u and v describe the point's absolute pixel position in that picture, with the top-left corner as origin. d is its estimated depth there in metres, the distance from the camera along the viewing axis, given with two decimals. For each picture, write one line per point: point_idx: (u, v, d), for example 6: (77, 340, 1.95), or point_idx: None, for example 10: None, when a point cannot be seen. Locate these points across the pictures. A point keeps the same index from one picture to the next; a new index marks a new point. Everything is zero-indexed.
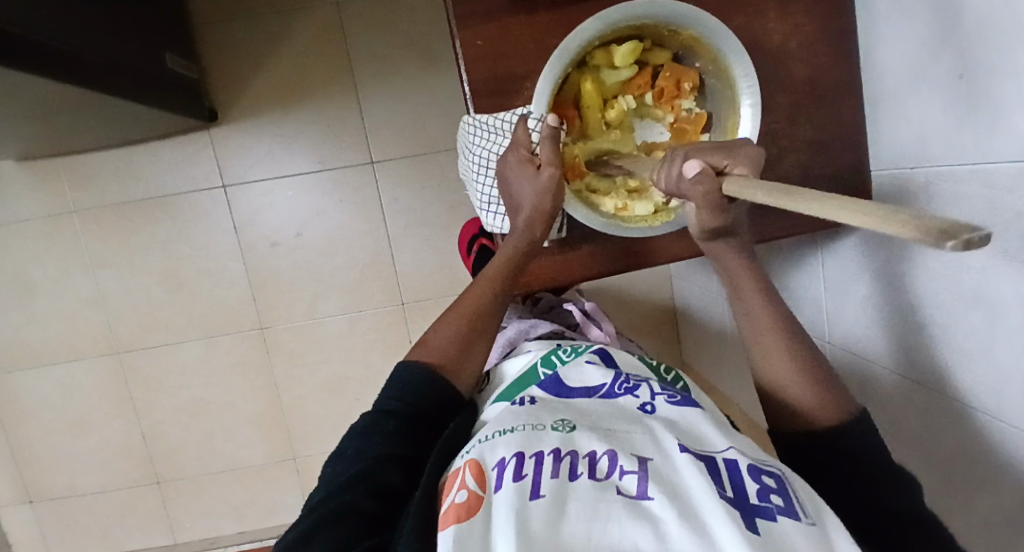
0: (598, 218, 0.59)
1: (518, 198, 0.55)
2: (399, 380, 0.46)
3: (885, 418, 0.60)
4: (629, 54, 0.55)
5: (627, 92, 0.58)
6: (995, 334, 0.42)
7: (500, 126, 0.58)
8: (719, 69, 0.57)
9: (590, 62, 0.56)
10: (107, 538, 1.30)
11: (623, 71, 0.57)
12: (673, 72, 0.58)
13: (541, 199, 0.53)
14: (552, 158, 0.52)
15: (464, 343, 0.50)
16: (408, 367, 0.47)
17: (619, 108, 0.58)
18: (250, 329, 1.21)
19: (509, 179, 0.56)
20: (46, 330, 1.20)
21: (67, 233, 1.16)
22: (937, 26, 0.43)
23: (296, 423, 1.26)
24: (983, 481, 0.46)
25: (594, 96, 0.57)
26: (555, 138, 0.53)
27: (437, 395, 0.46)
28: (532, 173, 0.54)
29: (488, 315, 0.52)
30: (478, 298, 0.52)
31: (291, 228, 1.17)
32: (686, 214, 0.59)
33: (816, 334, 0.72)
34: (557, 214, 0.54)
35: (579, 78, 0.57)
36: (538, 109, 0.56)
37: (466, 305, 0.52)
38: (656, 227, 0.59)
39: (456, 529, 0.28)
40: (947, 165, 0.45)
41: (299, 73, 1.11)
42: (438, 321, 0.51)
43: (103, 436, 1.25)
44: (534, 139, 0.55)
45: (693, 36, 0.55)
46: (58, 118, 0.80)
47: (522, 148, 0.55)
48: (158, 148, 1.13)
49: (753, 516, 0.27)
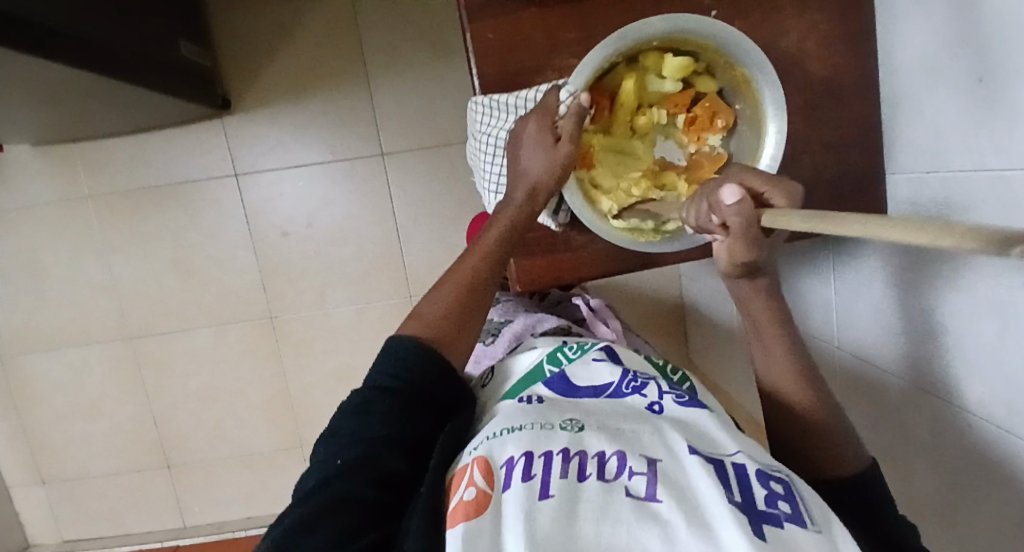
0: (592, 214, 0.58)
1: (525, 167, 0.55)
2: (393, 355, 0.46)
3: (892, 426, 0.60)
4: (680, 69, 0.56)
5: (662, 106, 0.58)
6: (1007, 346, 0.41)
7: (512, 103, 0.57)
8: (755, 113, 0.57)
9: (641, 62, 0.56)
10: (118, 518, 1.33)
11: (667, 83, 0.57)
12: (713, 104, 0.58)
13: (547, 173, 0.54)
14: (571, 136, 0.53)
15: (454, 316, 0.49)
16: (400, 342, 0.47)
17: (649, 117, 0.58)
18: (259, 318, 1.22)
19: (522, 145, 0.56)
20: (60, 314, 1.22)
21: (81, 219, 1.17)
22: (957, 28, 0.42)
23: (303, 410, 1.27)
24: (991, 493, 0.46)
25: (631, 97, 0.57)
26: (581, 117, 0.53)
27: (434, 374, 0.45)
28: (548, 145, 0.54)
29: (480, 286, 0.51)
30: (471, 270, 0.52)
31: (301, 218, 1.17)
32: (670, 243, 0.59)
33: (826, 338, 0.71)
34: (555, 193, 0.55)
35: (625, 72, 0.56)
36: (574, 82, 0.53)
37: (459, 278, 0.51)
38: (634, 242, 0.59)
39: (465, 527, 0.29)
40: (964, 171, 0.44)
41: (311, 63, 1.11)
42: (429, 294, 0.50)
43: (115, 419, 1.27)
44: (562, 110, 0.53)
45: (745, 75, 0.55)
46: (75, 105, 0.81)
47: (547, 117, 0.54)
48: (172, 136, 1.14)
49: (762, 521, 0.27)
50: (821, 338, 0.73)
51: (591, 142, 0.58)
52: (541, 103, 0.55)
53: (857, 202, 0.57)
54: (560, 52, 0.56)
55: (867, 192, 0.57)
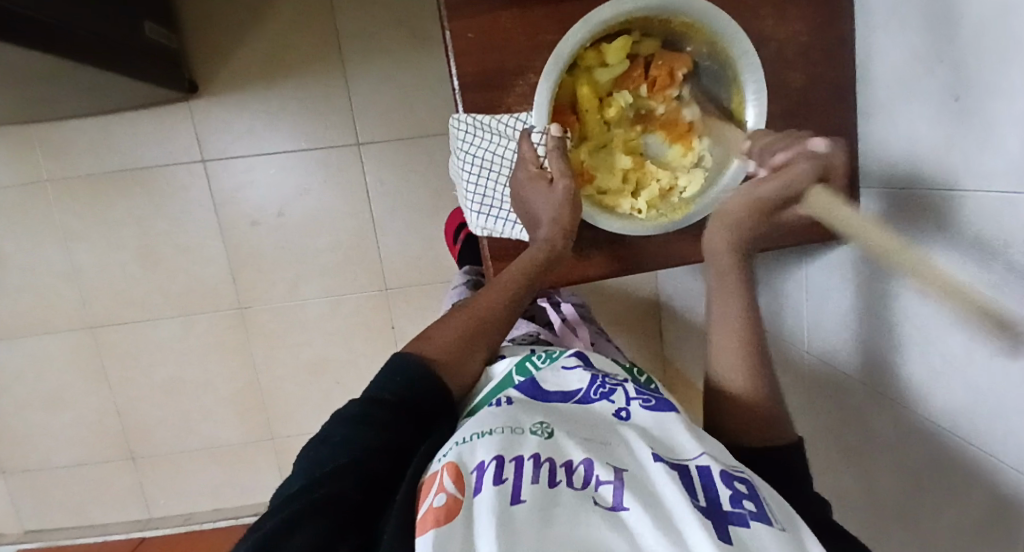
0: (616, 222, 0.59)
1: (536, 213, 0.56)
2: (393, 370, 0.45)
3: (858, 430, 0.61)
4: (620, 50, 0.55)
5: (623, 87, 0.57)
6: (970, 363, 0.43)
7: (500, 127, 0.57)
8: (714, 49, 0.55)
9: (582, 64, 0.56)
10: (81, 512, 1.29)
11: (616, 67, 0.56)
12: (666, 61, 0.56)
13: (559, 211, 0.54)
14: (563, 170, 0.53)
15: (466, 344, 0.49)
16: (404, 358, 0.46)
17: (618, 104, 0.57)
18: (229, 309, 1.18)
19: (523, 194, 0.57)
20: (16, 302, 1.16)
21: (38, 204, 1.11)
22: (934, 44, 0.43)
23: (275, 404, 1.25)
24: (953, 495, 0.48)
25: (590, 100, 0.57)
26: (561, 149, 0.54)
27: (429, 390, 0.45)
28: (545, 188, 0.55)
29: (496, 319, 0.52)
30: (489, 302, 0.52)
31: (274, 207, 1.14)
32: (700, 209, 0.59)
33: (796, 340, 0.73)
34: (575, 225, 0.56)
35: (573, 82, 0.56)
36: (539, 122, 0.54)
37: (475, 307, 0.52)
38: (677, 221, 0.59)
39: (436, 532, 0.27)
40: (933, 187, 0.45)
41: (284, 46, 1.07)
42: (444, 319, 0.51)
43: (78, 411, 1.23)
44: (541, 154, 0.55)
45: (685, 23, 0.54)
46: (32, 86, 0.77)
47: (530, 165, 0.55)
48: (136, 118, 1.09)
49: (726, 524, 0.27)
50: (790, 338, 0.74)
51: (579, 159, 0.59)
52: (518, 154, 0.56)
53: None
54: (541, 53, 0.55)
55: None
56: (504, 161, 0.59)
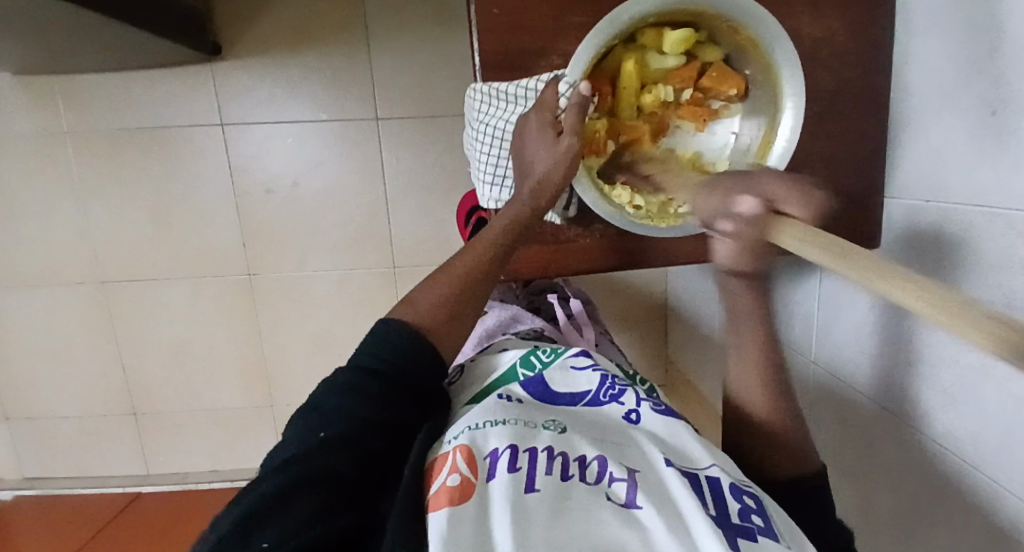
0: (607, 206, 0.56)
1: (532, 162, 0.53)
2: (383, 337, 0.43)
3: (859, 446, 0.61)
4: (680, 42, 0.53)
5: (668, 82, 0.56)
6: (983, 385, 0.42)
7: (518, 92, 0.55)
8: (767, 77, 0.55)
9: (639, 40, 0.54)
10: (82, 462, 1.32)
11: (669, 59, 0.55)
12: (720, 73, 0.56)
13: (554, 168, 0.52)
14: (574, 128, 0.51)
15: (452, 310, 0.46)
16: (392, 324, 0.44)
17: (656, 95, 0.56)
18: (238, 275, 1.19)
19: (524, 144, 0.55)
20: (32, 252, 1.18)
21: (56, 155, 1.12)
22: (975, 53, 0.41)
23: (276, 372, 1.26)
24: (950, 520, 0.47)
25: (633, 77, 0.54)
26: (583, 107, 0.51)
27: (419, 361, 0.43)
28: (550, 141, 0.53)
29: (482, 281, 0.49)
30: (474, 261, 0.50)
31: (288, 177, 1.14)
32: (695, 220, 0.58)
33: (803, 351, 0.71)
34: (564, 188, 0.53)
35: (622, 53, 0.54)
36: (571, 73, 0.52)
37: (459, 268, 0.49)
38: (661, 229, 0.58)
39: (449, 511, 0.27)
40: (962, 202, 0.44)
41: (308, 13, 1.06)
42: (427, 282, 0.48)
43: (85, 363, 1.25)
44: (561, 105, 0.52)
45: (750, 39, 0.53)
46: (56, 37, 0.76)
47: (546, 112, 0.52)
48: (157, 78, 1.09)
49: (736, 535, 0.27)
50: (795, 348, 0.73)
51: (595, 128, 0.56)
52: (538, 99, 0.53)
53: (852, 223, 0.56)
54: (566, 35, 0.53)
55: (863, 213, 0.56)
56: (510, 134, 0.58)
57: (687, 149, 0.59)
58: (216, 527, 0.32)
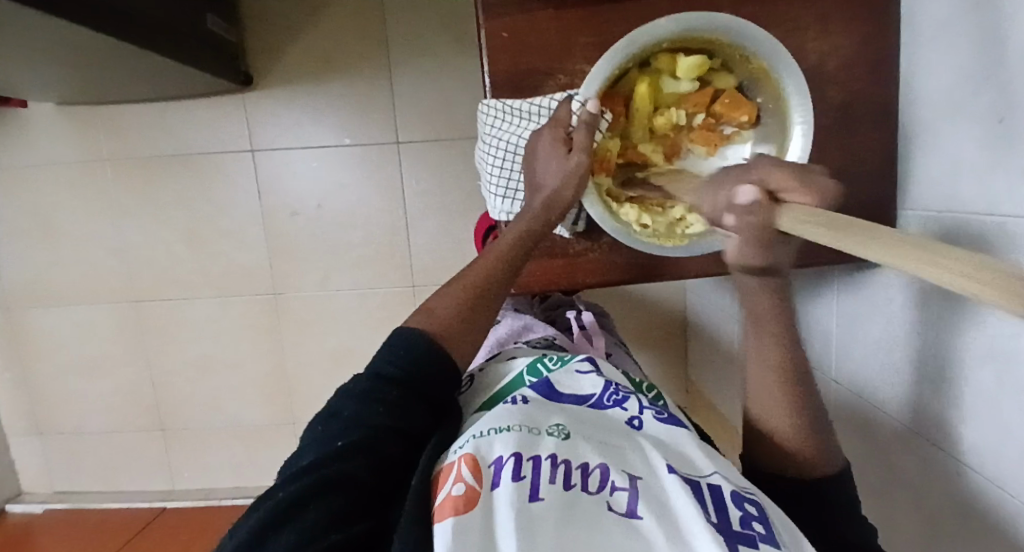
0: (613, 224, 0.56)
1: (542, 177, 0.55)
2: (396, 345, 0.44)
3: (882, 466, 0.58)
4: (694, 69, 0.54)
5: (681, 106, 0.57)
6: (1002, 399, 0.41)
7: (532, 110, 0.56)
8: (779, 106, 0.55)
9: (654, 64, 0.55)
10: (110, 477, 1.36)
11: (683, 83, 0.56)
12: (733, 99, 0.56)
13: (565, 184, 0.53)
14: (584, 146, 0.53)
15: (465, 316, 0.47)
16: (405, 333, 0.45)
17: (668, 118, 0.57)
18: (263, 294, 1.23)
19: (537, 157, 0.56)
20: (72, 272, 1.24)
21: (99, 181, 1.19)
22: (981, 62, 0.41)
23: (297, 390, 1.28)
24: (976, 543, 0.45)
25: (646, 99, 0.56)
26: (593, 127, 0.52)
27: (436, 368, 0.44)
28: (562, 155, 0.54)
29: (493, 293, 0.50)
30: (487, 271, 0.51)
31: (312, 199, 1.18)
32: (701, 242, 0.57)
33: (823, 368, 0.70)
34: (574, 205, 0.54)
35: (638, 76, 0.55)
36: (585, 90, 0.53)
37: (472, 278, 0.50)
38: (668, 248, 0.57)
39: (455, 521, 0.27)
40: (977, 211, 0.43)
41: (334, 44, 1.11)
42: (440, 291, 0.49)
43: (116, 379, 1.30)
44: (574, 122, 0.54)
45: (763, 67, 0.53)
46: (99, 69, 0.82)
47: (561, 128, 0.54)
48: (193, 107, 1.16)
49: (737, 543, 0.27)
50: (816, 365, 0.71)
51: (607, 147, 0.58)
52: (553, 116, 0.55)
53: None
54: (573, 55, 0.55)
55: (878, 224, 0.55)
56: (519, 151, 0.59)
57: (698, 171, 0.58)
58: (235, 532, 0.32)
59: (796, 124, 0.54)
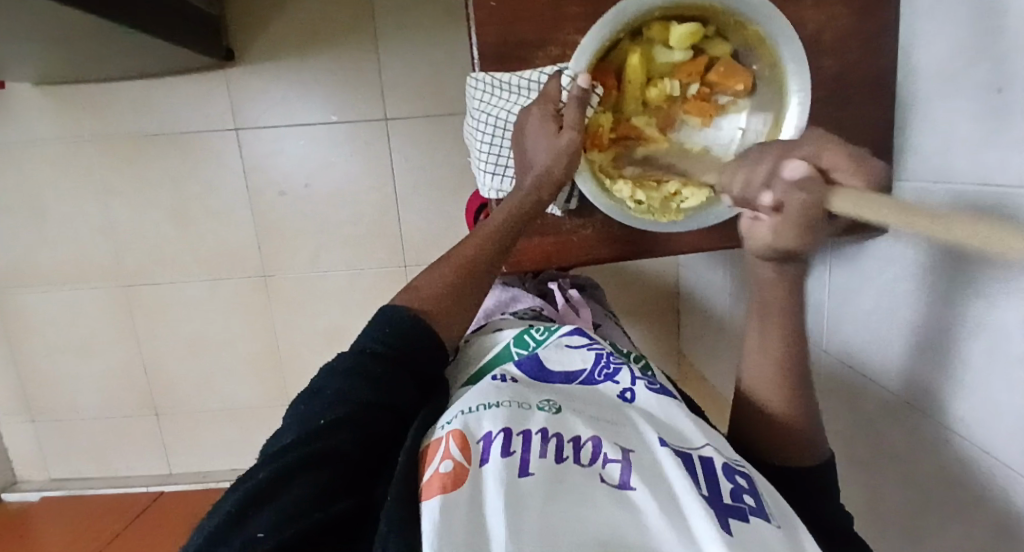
0: (605, 199, 0.56)
1: (531, 156, 0.54)
2: (382, 321, 0.44)
3: (870, 437, 0.59)
4: (687, 37, 0.52)
5: (675, 76, 0.55)
6: (994, 370, 0.41)
7: (521, 84, 0.55)
8: (774, 75, 0.54)
9: (646, 34, 0.53)
10: (107, 461, 1.36)
11: (676, 53, 0.54)
12: (728, 69, 0.54)
13: (556, 161, 0.52)
14: (574, 123, 0.51)
15: (454, 293, 0.47)
16: (394, 309, 0.46)
17: (661, 89, 0.55)
18: (253, 276, 1.22)
19: (526, 136, 0.55)
20: (57, 256, 1.22)
21: (80, 162, 1.16)
22: (979, 33, 0.40)
23: (291, 371, 1.28)
24: (963, 511, 0.46)
25: (638, 70, 0.54)
26: (582, 103, 0.51)
27: (420, 343, 0.44)
28: (552, 134, 0.52)
29: (481, 270, 0.50)
30: (476, 249, 0.51)
31: (300, 178, 1.16)
32: (696, 217, 0.57)
33: (814, 341, 0.70)
34: (567, 183, 0.53)
35: (629, 46, 0.54)
36: (574, 65, 0.52)
37: (461, 256, 0.50)
38: (664, 223, 0.57)
39: (441, 499, 0.27)
40: (971, 184, 0.43)
41: (318, 16, 1.08)
42: (429, 268, 0.49)
43: (108, 364, 1.29)
44: (563, 98, 0.53)
45: (758, 34, 0.52)
46: (75, 46, 0.79)
47: (550, 104, 0.53)
48: (174, 84, 1.12)
49: (728, 515, 0.27)
50: (807, 339, 0.72)
51: (599, 123, 0.57)
52: (542, 91, 0.54)
53: None
54: (563, 27, 0.54)
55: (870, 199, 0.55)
56: (508, 127, 0.58)
57: (695, 144, 0.56)
58: (218, 509, 0.32)
59: (794, 96, 0.52)
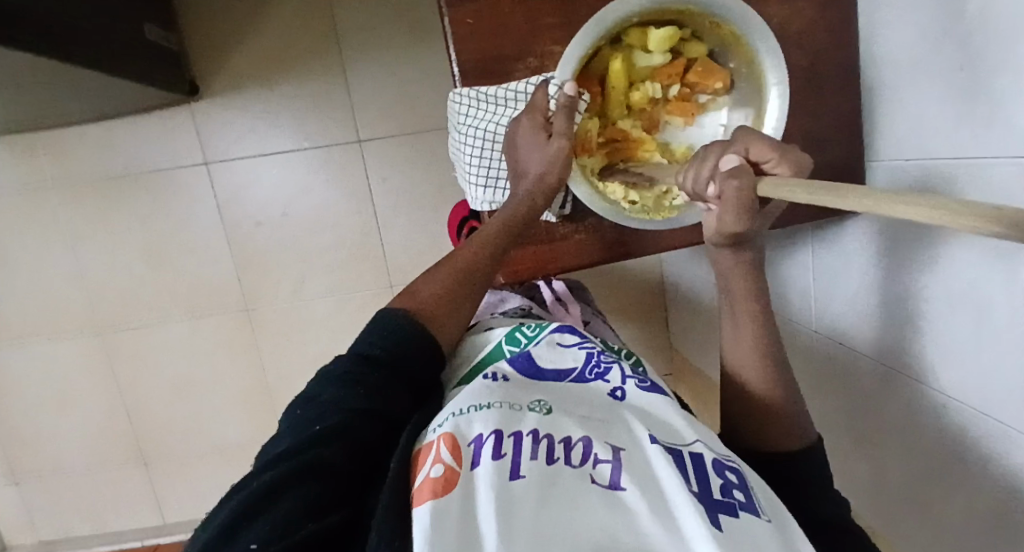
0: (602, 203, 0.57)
1: (526, 165, 0.54)
2: (381, 329, 0.44)
3: (868, 411, 0.61)
4: (665, 41, 0.53)
5: (655, 79, 0.56)
6: (982, 337, 0.43)
7: (507, 96, 0.56)
8: (753, 71, 0.55)
9: (625, 40, 0.54)
10: (94, 518, 1.30)
11: (656, 56, 0.55)
12: (706, 68, 0.56)
13: (551, 169, 0.53)
14: (563, 131, 0.52)
15: (454, 306, 0.47)
16: (392, 315, 0.45)
17: (644, 92, 0.56)
18: (235, 311, 1.19)
19: (518, 143, 0.55)
20: (26, 309, 1.17)
21: (44, 210, 1.12)
22: (939, 17, 0.42)
23: (282, 405, 1.25)
24: (968, 475, 0.47)
25: (621, 75, 0.55)
26: (572, 111, 0.52)
27: (419, 352, 0.44)
28: (543, 143, 0.53)
29: (477, 280, 0.50)
30: (472, 260, 0.50)
31: (276, 208, 1.14)
32: (687, 214, 0.58)
33: (803, 323, 0.72)
34: (561, 187, 0.54)
35: (610, 53, 0.55)
36: (560, 74, 0.53)
37: (454, 266, 0.50)
38: (659, 222, 0.58)
39: (433, 504, 0.26)
40: (944, 156, 0.45)
41: (283, 43, 1.07)
42: (427, 275, 0.49)
43: (89, 416, 1.24)
44: (553, 106, 0.53)
45: (733, 32, 0.54)
46: (34, 93, 0.77)
47: (539, 114, 0.53)
48: (139, 123, 1.09)
49: (717, 511, 0.26)
50: (796, 321, 0.74)
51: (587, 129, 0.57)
52: (530, 101, 0.54)
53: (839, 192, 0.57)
54: (540, 38, 0.54)
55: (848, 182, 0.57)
56: (497, 137, 0.58)
57: (679, 144, 0.59)
58: (207, 525, 0.30)
59: (772, 90, 0.54)
